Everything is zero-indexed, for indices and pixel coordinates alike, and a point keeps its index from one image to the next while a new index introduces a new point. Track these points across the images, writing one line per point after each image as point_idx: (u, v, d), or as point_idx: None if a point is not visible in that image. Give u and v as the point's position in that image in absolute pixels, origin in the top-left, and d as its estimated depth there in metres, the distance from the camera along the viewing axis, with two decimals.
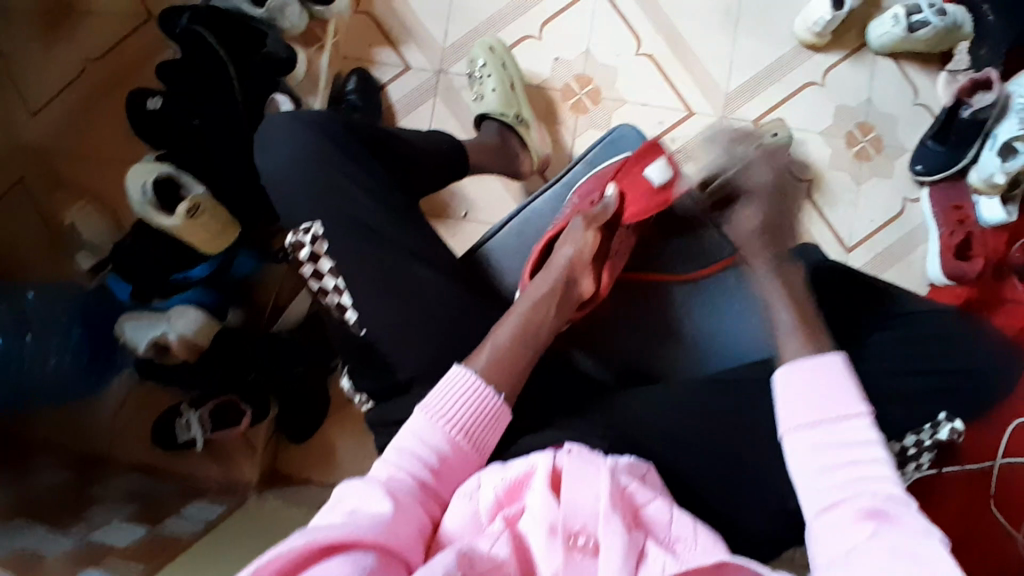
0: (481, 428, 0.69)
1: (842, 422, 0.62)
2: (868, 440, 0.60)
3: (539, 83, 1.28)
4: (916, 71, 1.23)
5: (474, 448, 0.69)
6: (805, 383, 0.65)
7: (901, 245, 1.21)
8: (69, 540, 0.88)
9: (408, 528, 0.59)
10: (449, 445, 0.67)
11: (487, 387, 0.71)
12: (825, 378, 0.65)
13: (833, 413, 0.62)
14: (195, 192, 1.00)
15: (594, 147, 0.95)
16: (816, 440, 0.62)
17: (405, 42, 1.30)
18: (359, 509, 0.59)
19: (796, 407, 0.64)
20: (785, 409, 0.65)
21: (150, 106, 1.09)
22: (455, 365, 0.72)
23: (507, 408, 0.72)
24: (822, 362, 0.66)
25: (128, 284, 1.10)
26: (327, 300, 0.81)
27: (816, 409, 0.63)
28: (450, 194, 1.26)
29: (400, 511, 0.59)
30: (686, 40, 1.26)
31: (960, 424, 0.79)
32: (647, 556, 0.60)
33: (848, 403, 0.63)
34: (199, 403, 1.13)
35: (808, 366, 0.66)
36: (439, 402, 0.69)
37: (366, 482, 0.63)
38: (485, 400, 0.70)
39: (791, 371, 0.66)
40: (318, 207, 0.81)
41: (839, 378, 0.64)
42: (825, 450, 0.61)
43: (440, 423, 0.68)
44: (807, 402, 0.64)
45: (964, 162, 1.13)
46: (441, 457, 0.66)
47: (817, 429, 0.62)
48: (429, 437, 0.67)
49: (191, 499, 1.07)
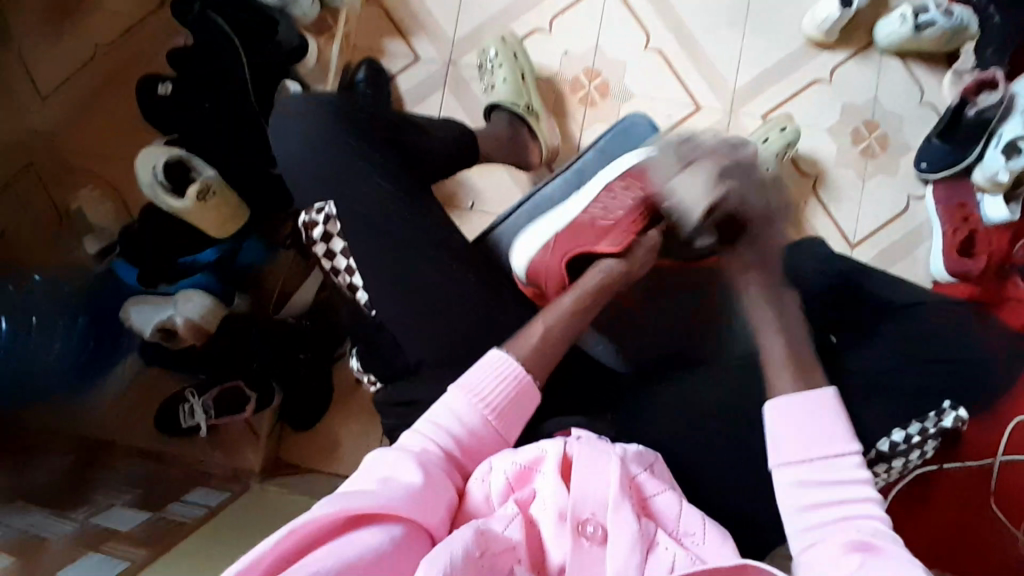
0: (514, 411, 0.70)
1: (833, 462, 0.64)
2: (855, 478, 0.64)
3: (549, 75, 1.29)
4: (922, 70, 1.24)
5: (508, 427, 0.69)
6: (801, 419, 0.67)
7: (905, 242, 1.22)
8: (72, 522, 0.89)
9: (438, 500, 0.59)
10: (482, 423, 0.68)
11: (519, 371, 0.71)
12: (816, 416, 0.67)
13: (822, 451, 0.65)
14: (206, 174, 1.01)
15: (607, 135, 0.96)
16: (801, 479, 0.65)
17: (415, 32, 1.31)
18: (392, 476, 0.60)
19: (787, 439, 0.66)
20: (775, 439, 0.67)
21: (161, 92, 1.10)
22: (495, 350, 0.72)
23: (535, 388, 0.72)
24: (813, 399, 0.68)
25: (135, 269, 1.09)
26: (339, 279, 0.86)
27: (805, 447, 0.66)
28: (458, 184, 1.27)
29: (433, 487, 0.60)
30: (694, 35, 1.27)
31: (963, 413, 0.80)
32: (658, 544, 0.60)
33: (836, 442, 0.65)
34: (204, 388, 1.13)
35: (797, 401, 0.68)
36: (474, 382, 0.69)
37: (400, 450, 0.63)
38: (516, 383, 0.70)
39: (780, 405, 0.68)
40: (331, 189, 0.82)
41: (829, 414, 0.67)
42: (808, 484, 0.64)
43: (473, 403, 0.68)
44: (794, 438, 0.66)
45: (969, 159, 1.13)
46: (471, 435, 0.67)
47: (803, 465, 0.65)
48: (462, 414, 0.68)
49: (195, 484, 1.08)
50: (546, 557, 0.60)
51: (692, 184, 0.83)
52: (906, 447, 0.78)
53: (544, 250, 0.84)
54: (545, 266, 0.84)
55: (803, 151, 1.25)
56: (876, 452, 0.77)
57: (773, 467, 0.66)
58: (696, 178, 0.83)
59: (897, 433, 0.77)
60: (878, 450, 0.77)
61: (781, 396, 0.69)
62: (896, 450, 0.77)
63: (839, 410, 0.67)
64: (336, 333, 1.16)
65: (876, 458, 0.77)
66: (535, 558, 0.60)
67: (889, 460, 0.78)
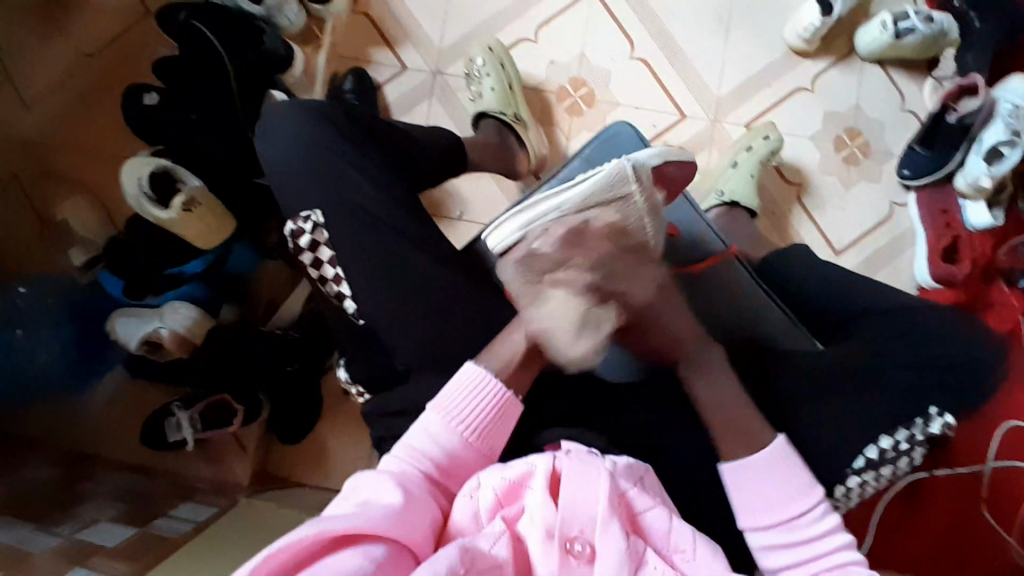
0: (495, 428, 0.72)
1: (796, 519, 0.70)
2: (822, 528, 0.70)
3: (536, 84, 1.30)
4: (903, 78, 1.25)
5: (487, 447, 0.71)
6: (759, 480, 0.72)
7: (889, 249, 1.23)
8: (57, 536, 0.87)
9: (420, 521, 0.59)
10: (461, 444, 0.70)
11: (501, 389, 0.72)
12: (773, 475, 0.72)
13: (786, 510, 0.71)
14: (191, 185, 1.00)
15: (592, 144, 0.97)
16: (772, 540, 0.70)
17: (402, 42, 1.31)
18: (372, 498, 0.60)
19: (751, 504, 0.72)
20: (739, 502, 0.72)
21: (146, 102, 1.08)
22: (472, 363, 0.73)
23: (516, 402, 0.73)
24: (768, 457, 0.72)
25: (122, 280, 1.08)
26: (326, 289, 0.83)
27: (766, 510, 0.71)
28: (446, 194, 1.27)
29: (415, 506, 0.60)
30: (678, 43, 1.28)
31: (951, 419, 0.80)
32: (646, 562, 0.61)
33: (799, 497, 0.71)
34: (191, 401, 1.12)
35: (752, 463, 0.72)
36: (453, 405, 0.71)
37: (380, 473, 0.64)
38: (496, 401, 0.72)
39: (735, 468, 0.73)
40: (318, 198, 0.82)
41: (789, 470, 0.72)
42: (779, 544, 0.70)
43: (454, 425, 0.70)
44: (756, 501, 0.72)
45: (949, 166, 1.15)
46: (451, 456, 0.69)
47: (769, 526, 0.71)
48: (440, 436, 0.70)
49: (183, 498, 1.06)
50: (533, 575, 0.60)
51: (553, 316, 0.73)
52: (893, 454, 0.78)
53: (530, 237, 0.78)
54: (530, 256, 0.78)
55: (787, 159, 1.26)
56: (863, 460, 0.78)
57: (744, 533, 0.72)
58: (569, 305, 0.73)
59: (884, 440, 0.78)
60: (865, 458, 0.78)
61: (737, 459, 0.73)
62: (884, 458, 0.78)
63: (794, 462, 0.73)
64: (330, 342, 1.16)
65: (863, 467, 0.78)
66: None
67: (877, 468, 0.78)
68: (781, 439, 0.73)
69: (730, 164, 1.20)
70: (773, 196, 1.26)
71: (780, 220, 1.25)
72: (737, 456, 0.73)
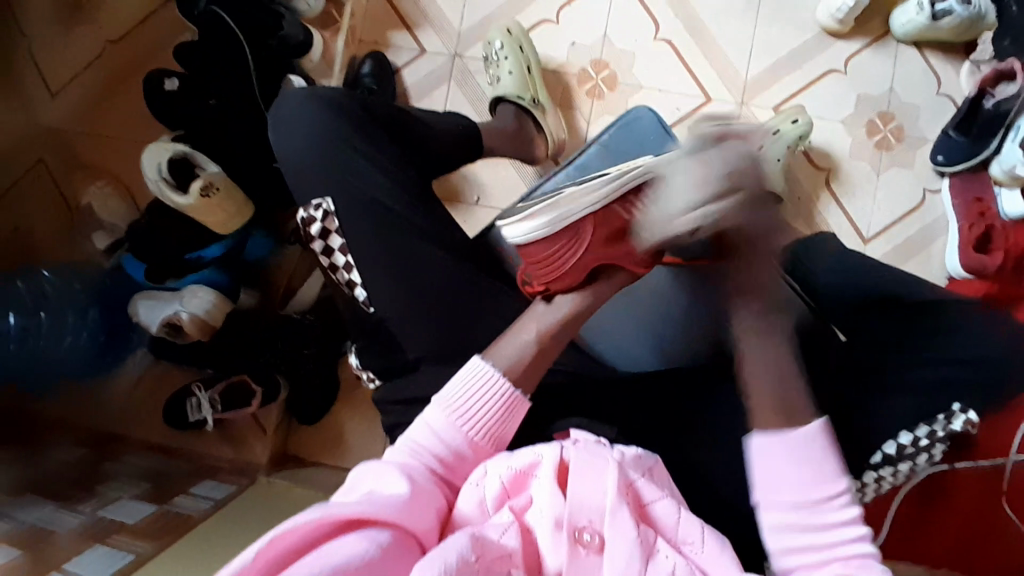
0: (501, 427, 0.70)
1: (821, 501, 0.64)
2: (842, 518, 0.64)
3: (556, 67, 1.27)
4: (940, 60, 1.20)
5: (494, 448, 0.69)
6: (785, 461, 0.65)
7: (921, 237, 1.19)
8: (80, 515, 0.90)
9: (424, 511, 0.59)
10: (467, 444, 0.67)
11: (507, 386, 0.71)
12: (803, 458, 0.65)
13: (813, 493, 0.64)
14: (209, 171, 1.01)
15: (610, 129, 0.95)
16: (789, 520, 0.64)
17: (421, 25, 1.30)
18: (376, 489, 0.59)
19: (774, 481, 0.65)
20: (761, 477, 0.66)
21: (167, 87, 1.10)
22: (478, 360, 0.72)
23: (522, 399, 0.72)
24: (804, 438, 0.65)
25: (144, 264, 1.11)
26: (338, 277, 0.82)
27: (791, 490, 0.65)
28: (463, 179, 1.26)
29: (417, 496, 0.60)
30: (704, 24, 1.25)
31: (974, 417, 0.76)
32: (658, 552, 0.60)
33: (826, 482, 0.64)
34: (211, 382, 1.14)
35: (785, 442, 0.66)
36: (459, 400, 0.69)
37: (385, 464, 0.63)
38: (502, 400, 0.70)
39: (767, 441, 0.66)
40: (329, 186, 0.81)
41: (820, 453, 0.65)
42: (795, 526, 0.64)
43: (457, 421, 0.68)
44: (780, 480, 0.65)
45: (985, 154, 1.10)
46: (455, 453, 0.67)
47: (788, 504, 0.64)
48: (445, 435, 0.67)
49: (203, 477, 1.09)
50: (543, 566, 0.59)
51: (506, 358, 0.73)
52: (913, 450, 0.76)
53: (556, 235, 0.78)
54: (551, 252, 0.78)
55: (816, 144, 1.22)
56: (881, 456, 0.76)
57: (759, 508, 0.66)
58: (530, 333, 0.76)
59: (904, 435, 0.76)
60: (883, 453, 0.76)
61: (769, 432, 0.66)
62: (902, 454, 0.76)
63: (829, 447, 0.66)
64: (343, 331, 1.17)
65: (880, 462, 0.76)
66: (532, 569, 0.59)
67: (895, 464, 0.76)
68: (822, 423, 0.66)
69: None
70: (800, 180, 1.22)
71: (806, 206, 1.22)
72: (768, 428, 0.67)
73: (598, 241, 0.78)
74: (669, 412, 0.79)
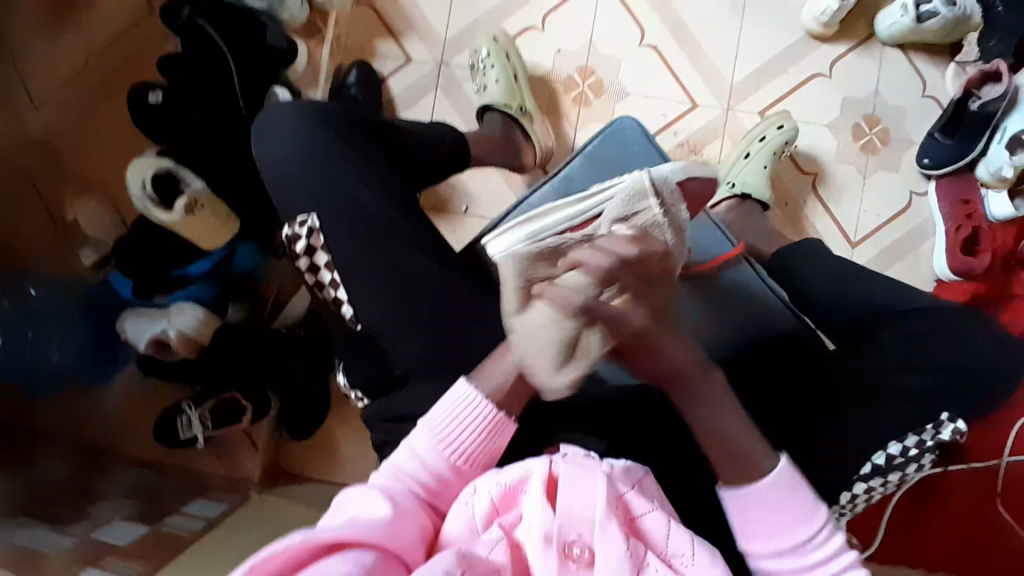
0: (484, 453, 0.69)
1: (802, 542, 0.64)
2: (829, 551, 0.64)
3: (543, 74, 1.27)
4: (925, 63, 1.21)
5: (477, 472, 0.68)
6: (758, 511, 0.65)
7: (908, 239, 1.20)
8: (71, 536, 0.89)
9: (406, 535, 0.59)
10: (449, 469, 0.67)
11: (494, 409, 0.70)
12: (774, 502, 0.65)
13: (791, 536, 0.64)
14: (194, 187, 1.01)
15: (595, 140, 0.95)
16: (779, 564, 0.65)
17: (407, 33, 1.29)
18: (358, 513, 0.59)
19: (753, 529, 0.66)
20: (741, 528, 0.67)
21: (151, 100, 1.08)
22: (463, 382, 0.70)
23: (508, 421, 0.71)
24: (770, 482, 0.65)
25: (130, 279, 1.10)
26: (324, 293, 0.82)
27: (769, 535, 0.65)
28: (451, 188, 1.26)
29: (403, 518, 0.60)
30: (690, 29, 1.25)
31: (963, 426, 0.78)
32: (647, 566, 0.59)
33: (803, 522, 0.64)
34: (200, 400, 1.12)
35: (755, 491, 0.65)
36: (442, 425, 0.69)
37: (366, 488, 0.63)
38: (487, 423, 0.69)
39: (736, 496, 0.66)
40: (314, 204, 0.81)
41: (791, 494, 0.65)
42: (782, 562, 0.64)
43: (439, 447, 0.67)
44: (758, 529, 0.65)
45: (972, 154, 1.11)
46: (439, 479, 0.67)
47: (771, 551, 0.65)
48: (427, 458, 0.67)
49: (194, 494, 1.08)
50: None
51: (533, 332, 0.66)
52: (902, 460, 0.76)
53: (542, 253, 0.66)
54: None
55: (803, 148, 1.23)
56: (870, 466, 0.76)
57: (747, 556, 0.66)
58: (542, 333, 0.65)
59: (893, 445, 0.76)
60: (873, 464, 0.76)
61: (735, 487, 0.66)
62: (892, 464, 0.76)
63: (797, 486, 0.66)
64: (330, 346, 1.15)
65: (869, 473, 0.76)
66: None
67: (885, 474, 0.77)
68: (784, 462, 0.66)
69: (742, 154, 1.16)
70: (787, 184, 1.23)
71: (795, 211, 1.22)
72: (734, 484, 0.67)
73: None
74: (658, 425, 0.78)
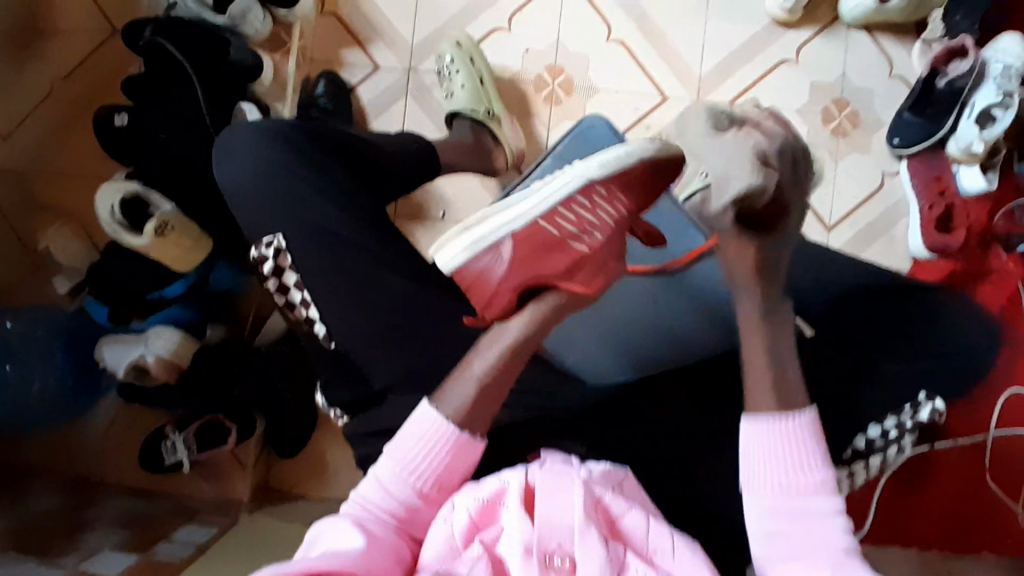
0: (452, 475, 0.68)
1: (806, 488, 0.62)
2: (825, 508, 0.62)
3: (511, 76, 1.27)
4: (891, 43, 1.21)
5: (447, 495, 0.67)
6: (771, 445, 0.64)
7: (881, 221, 1.21)
8: (62, 567, 0.88)
9: (380, 562, 0.59)
10: (416, 495, 0.66)
11: (453, 429, 0.68)
12: (790, 441, 0.64)
13: (795, 479, 0.62)
14: (163, 210, 1.00)
15: (564, 141, 0.95)
16: (775, 506, 0.62)
17: (373, 41, 1.29)
18: (333, 546, 0.59)
19: (758, 467, 0.64)
20: (748, 462, 0.65)
21: (117, 123, 1.08)
22: (426, 404, 0.69)
23: (476, 441, 0.69)
24: (791, 424, 0.64)
25: (106, 306, 1.10)
26: (296, 313, 0.82)
27: (773, 475, 0.63)
28: (425, 194, 1.25)
29: (372, 542, 0.60)
30: (655, 22, 1.25)
31: (940, 404, 0.80)
32: (628, 567, 0.60)
33: (810, 470, 0.63)
34: (184, 424, 1.14)
35: (775, 426, 0.64)
36: (405, 452, 0.67)
37: (340, 519, 0.63)
38: (452, 444, 0.67)
39: (757, 427, 0.65)
40: (281, 223, 0.81)
41: (806, 441, 0.64)
42: (778, 511, 0.62)
43: (403, 475, 0.66)
44: (769, 464, 0.64)
45: (942, 132, 1.11)
46: (406, 507, 0.66)
47: (773, 490, 0.63)
48: (394, 488, 0.66)
49: (184, 517, 1.08)
50: None
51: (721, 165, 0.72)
52: (882, 442, 0.78)
53: (481, 254, 0.73)
54: (479, 276, 0.73)
55: None
56: (852, 450, 0.77)
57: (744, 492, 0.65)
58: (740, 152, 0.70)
59: (873, 428, 0.77)
60: (853, 449, 0.77)
61: (757, 416, 0.65)
62: (872, 447, 0.78)
63: (816, 437, 0.64)
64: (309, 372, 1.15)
65: (851, 457, 0.77)
66: None
67: (866, 458, 0.78)
68: (811, 413, 0.65)
69: None
70: None
71: None
72: (757, 414, 0.66)
73: (521, 259, 0.73)
74: (639, 425, 0.79)
